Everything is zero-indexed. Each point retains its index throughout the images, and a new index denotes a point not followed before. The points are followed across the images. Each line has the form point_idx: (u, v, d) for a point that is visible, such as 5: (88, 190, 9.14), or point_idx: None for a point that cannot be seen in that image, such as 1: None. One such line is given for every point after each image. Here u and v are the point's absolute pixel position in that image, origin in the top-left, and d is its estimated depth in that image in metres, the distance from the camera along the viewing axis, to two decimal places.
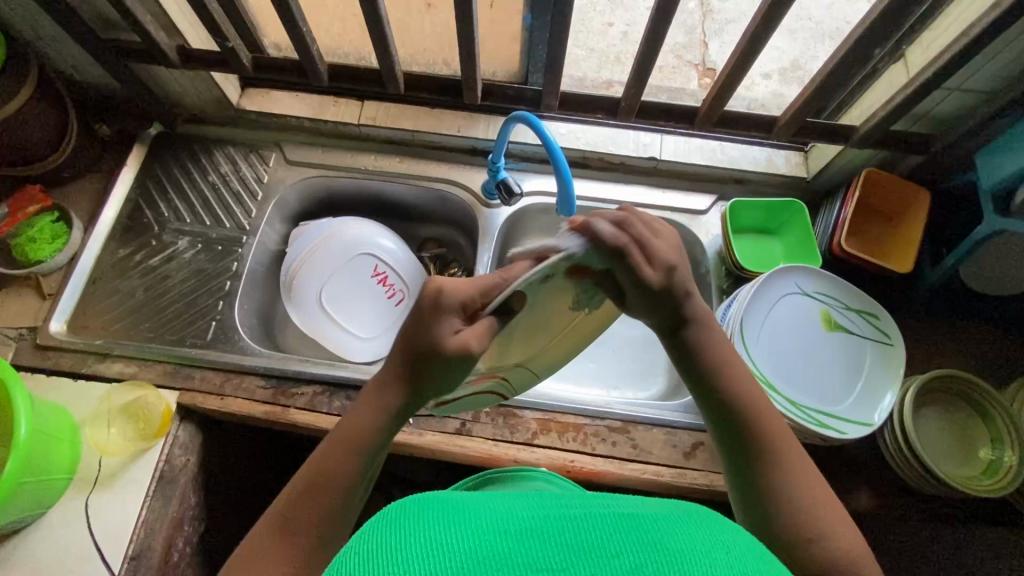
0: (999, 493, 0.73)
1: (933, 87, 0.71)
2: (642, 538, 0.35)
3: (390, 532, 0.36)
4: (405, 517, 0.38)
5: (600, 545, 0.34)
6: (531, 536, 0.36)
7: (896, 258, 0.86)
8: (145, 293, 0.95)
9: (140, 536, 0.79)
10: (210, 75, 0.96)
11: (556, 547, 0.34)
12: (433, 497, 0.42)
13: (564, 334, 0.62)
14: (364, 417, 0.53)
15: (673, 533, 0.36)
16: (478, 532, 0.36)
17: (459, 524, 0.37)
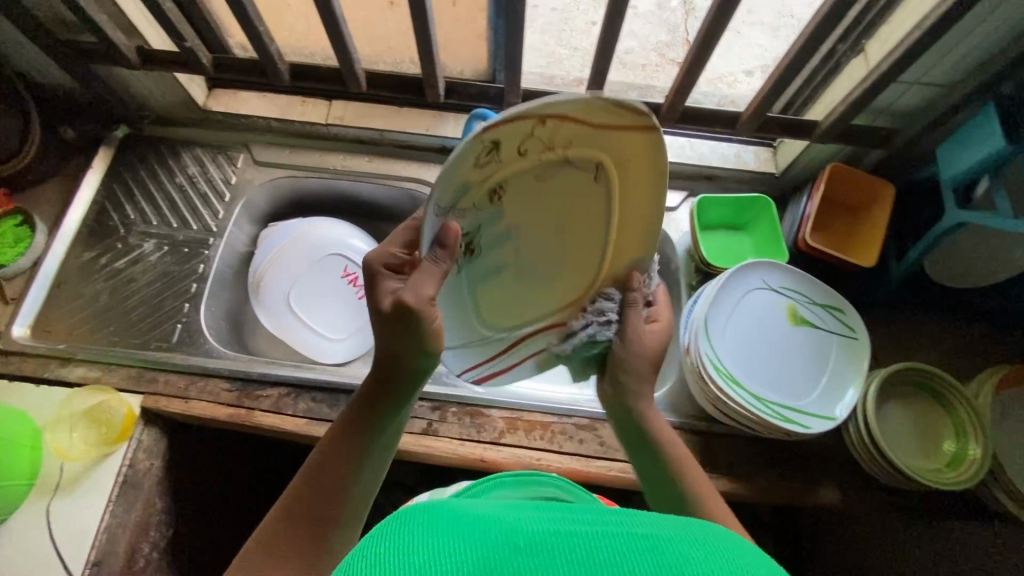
0: (965, 485, 0.73)
1: (889, 80, 0.71)
2: (663, 561, 0.30)
3: (399, 532, 0.32)
4: (409, 521, 0.33)
5: (616, 564, 0.30)
6: (545, 550, 0.31)
7: (860, 252, 0.86)
8: (110, 296, 0.94)
9: (102, 542, 0.78)
10: (173, 75, 0.94)
11: (566, 565, 0.30)
12: (440, 505, 0.37)
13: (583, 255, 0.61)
14: (360, 415, 0.58)
15: (694, 558, 0.31)
16: (486, 543, 0.31)
17: (469, 535, 0.32)
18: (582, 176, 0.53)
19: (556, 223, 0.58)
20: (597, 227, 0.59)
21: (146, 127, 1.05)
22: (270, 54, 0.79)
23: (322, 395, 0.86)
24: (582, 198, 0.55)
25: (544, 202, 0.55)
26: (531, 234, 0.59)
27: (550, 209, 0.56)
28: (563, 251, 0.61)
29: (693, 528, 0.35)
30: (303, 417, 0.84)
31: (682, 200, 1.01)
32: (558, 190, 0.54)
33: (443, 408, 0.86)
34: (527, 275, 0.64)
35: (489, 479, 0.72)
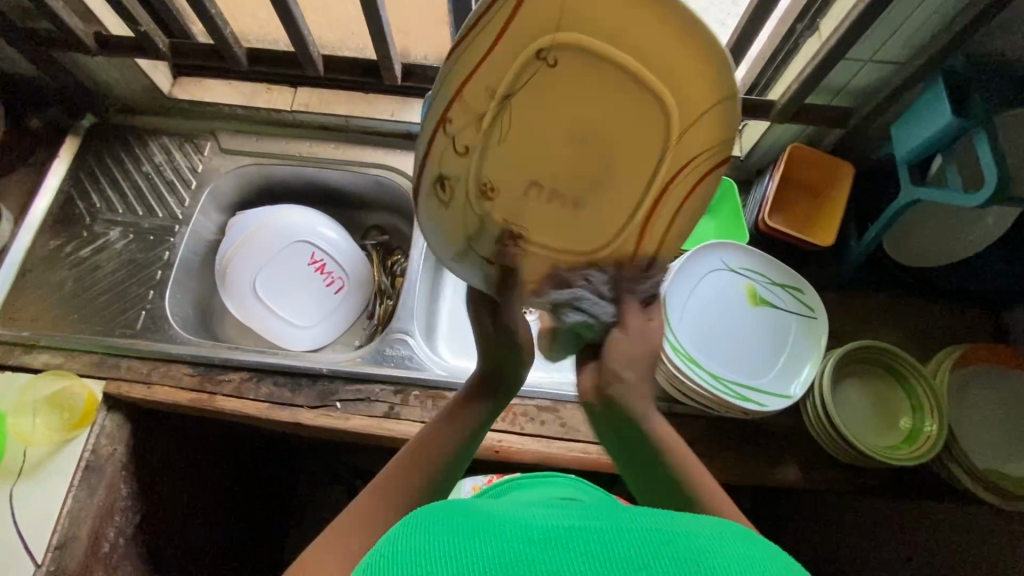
0: (917, 461, 0.73)
1: (838, 55, 0.71)
2: (673, 556, 0.36)
3: (431, 533, 0.38)
4: (438, 527, 0.38)
5: (627, 560, 0.35)
6: (557, 544, 0.37)
7: (819, 232, 0.86)
8: (74, 284, 0.94)
9: (64, 526, 0.78)
10: (136, 63, 0.95)
11: (579, 557, 0.35)
12: (457, 508, 0.43)
13: (633, 152, 0.55)
14: (476, 402, 0.60)
15: (703, 550, 0.36)
16: (504, 538, 0.37)
17: (488, 534, 0.38)
18: (539, 86, 0.51)
19: (572, 122, 0.54)
20: (619, 100, 0.52)
21: (114, 116, 1.05)
22: (225, 38, 0.79)
23: (284, 379, 0.86)
24: (565, 82, 0.51)
25: (533, 114, 0.53)
26: (568, 159, 0.57)
27: (552, 103, 0.53)
28: (614, 140, 0.55)
29: (710, 529, 0.40)
30: (266, 401, 0.84)
31: None
32: (534, 109, 0.53)
33: (406, 392, 0.85)
34: (615, 187, 0.57)
35: (508, 481, 0.74)
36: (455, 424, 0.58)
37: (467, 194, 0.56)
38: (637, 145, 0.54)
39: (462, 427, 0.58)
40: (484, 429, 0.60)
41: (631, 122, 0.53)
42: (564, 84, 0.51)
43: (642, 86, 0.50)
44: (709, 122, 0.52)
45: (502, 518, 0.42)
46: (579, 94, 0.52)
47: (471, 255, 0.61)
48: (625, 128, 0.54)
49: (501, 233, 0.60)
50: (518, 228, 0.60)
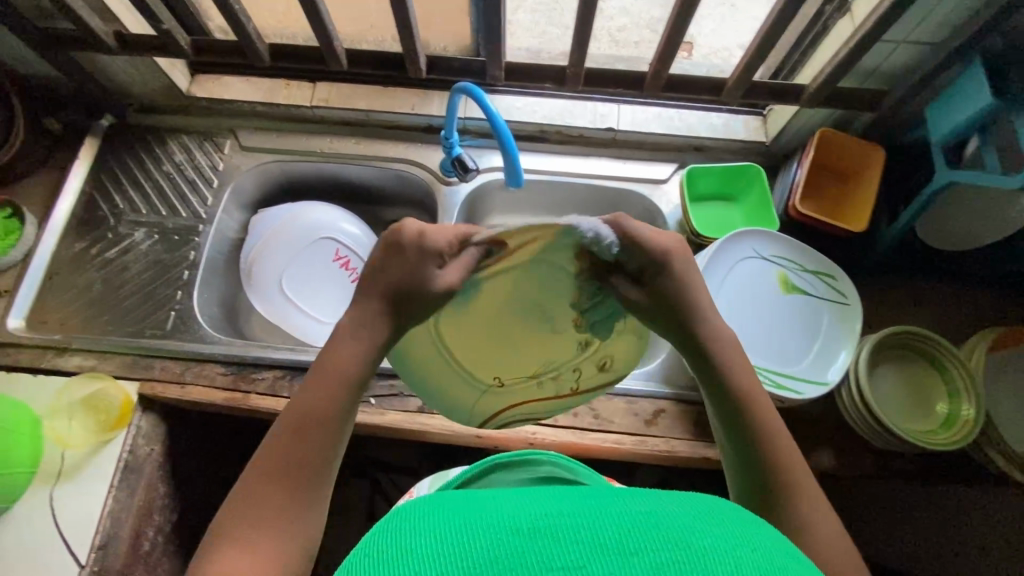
0: (955, 446, 0.73)
1: (876, 37, 0.70)
2: (664, 536, 0.33)
3: (408, 531, 0.35)
4: (420, 523, 0.36)
5: (617, 545, 0.33)
6: (547, 532, 0.34)
7: (851, 217, 0.85)
8: (103, 286, 0.94)
9: (106, 526, 0.79)
10: (155, 62, 0.94)
11: (572, 546, 0.33)
12: (440, 501, 0.40)
13: (486, 307, 0.57)
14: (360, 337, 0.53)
15: (694, 530, 0.34)
16: (488, 528, 0.35)
17: (474, 527, 0.35)
18: (512, 358, 0.61)
19: (481, 341, 0.59)
20: (473, 338, 0.59)
21: (132, 116, 1.05)
22: (250, 36, 0.78)
23: None
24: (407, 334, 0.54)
25: (458, 330, 0.58)
26: (535, 331, 0.59)
27: (453, 336, 0.59)
28: (517, 322, 0.58)
29: (684, 501, 0.38)
30: None
31: (672, 172, 1.01)
32: (486, 352, 0.60)
33: None
34: (532, 296, 0.56)
35: (486, 461, 0.74)
36: (339, 368, 0.52)
37: (605, 353, 0.62)
38: (481, 304, 0.56)
39: (352, 367, 0.52)
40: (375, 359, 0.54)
41: (489, 326, 0.58)
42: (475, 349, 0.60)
43: (442, 341, 0.59)
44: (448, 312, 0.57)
45: (487, 504, 0.39)
46: (499, 355, 0.60)
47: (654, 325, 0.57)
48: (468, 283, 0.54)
49: (607, 325, 0.58)
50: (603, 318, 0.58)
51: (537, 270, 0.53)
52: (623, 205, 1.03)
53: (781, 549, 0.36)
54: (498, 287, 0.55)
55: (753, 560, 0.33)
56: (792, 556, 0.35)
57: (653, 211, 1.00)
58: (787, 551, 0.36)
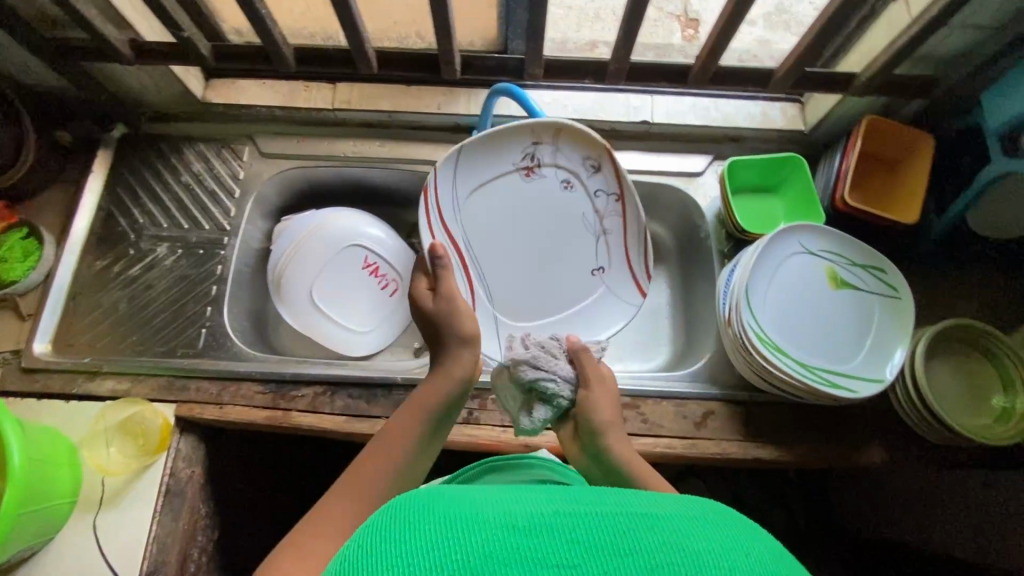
0: (1015, 439, 0.72)
1: (938, 23, 0.67)
2: (657, 536, 0.33)
3: (406, 518, 0.34)
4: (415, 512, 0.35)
5: (610, 542, 0.32)
6: (545, 527, 0.33)
7: (900, 208, 0.83)
8: (128, 305, 0.91)
9: (154, 552, 0.77)
10: (170, 69, 0.90)
11: (568, 543, 0.32)
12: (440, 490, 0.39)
13: (500, 254, 0.82)
14: (457, 354, 0.67)
15: (692, 531, 0.33)
16: (485, 519, 0.34)
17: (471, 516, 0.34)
18: (568, 243, 0.84)
19: (546, 263, 0.84)
20: (532, 266, 0.84)
21: (145, 125, 1.01)
22: (276, 41, 0.74)
23: (357, 391, 0.84)
24: (466, 345, 0.67)
25: (525, 275, 0.84)
26: (552, 223, 0.83)
27: (527, 275, 0.84)
28: (535, 236, 0.83)
29: (681, 502, 0.37)
30: (343, 414, 0.83)
31: (708, 164, 0.98)
32: (562, 267, 0.84)
33: (482, 397, 0.84)
34: (506, 227, 0.82)
35: (482, 462, 0.74)
36: (443, 379, 0.65)
37: (593, 184, 0.81)
38: (498, 248, 0.82)
39: (451, 381, 0.65)
40: (473, 377, 0.67)
41: (529, 255, 0.83)
42: (546, 264, 0.84)
43: (522, 289, 0.84)
44: (499, 283, 0.83)
45: (486, 496, 0.38)
46: (564, 259, 0.84)
47: (541, 152, 0.79)
48: (463, 280, 0.80)
49: (545, 174, 0.81)
50: (543, 169, 0.80)
51: (485, 206, 0.80)
52: (658, 199, 1.01)
53: (774, 551, 0.35)
54: (483, 241, 0.81)
55: (749, 564, 0.32)
56: (788, 562, 0.34)
57: (690, 206, 0.98)
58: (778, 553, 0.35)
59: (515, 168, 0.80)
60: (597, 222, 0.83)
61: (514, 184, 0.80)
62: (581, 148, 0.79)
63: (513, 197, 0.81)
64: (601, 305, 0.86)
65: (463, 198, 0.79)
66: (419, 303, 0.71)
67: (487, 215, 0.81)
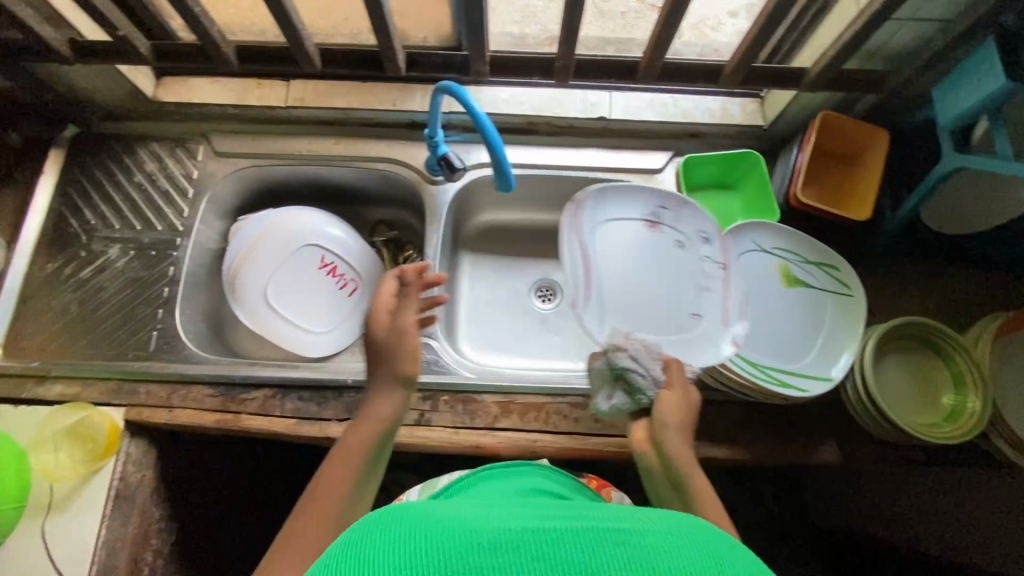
0: (960, 438, 0.72)
1: (880, 19, 0.66)
2: (629, 555, 0.32)
3: (385, 531, 0.35)
4: (385, 527, 0.35)
5: (580, 563, 0.32)
6: (511, 546, 0.33)
7: (854, 205, 0.82)
8: (79, 307, 0.90)
9: (102, 557, 0.77)
10: (117, 68, 0.89)
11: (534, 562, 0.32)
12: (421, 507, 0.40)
13: None
14: (388, 392, 0.67)
15: (665, 551, 0.33)
16: (457, 537, 0.34)
17: (445, 535, 0.34)
18: None
19: None
20: None
21: (97, 124, 0.99)
22: (214, 39, 0.73)
23: (308, 394, 0.84)
24: (400, 385, 0.67)
25: (628, 307, 0.78)
26: None
27: (627, 308, 0.78)
28: None
29: (658, 515, 0.37)
30: (293, 417, 0.82)
31: (668, 161, 0.97)
32: None
33: (435, 397, 0.84)
34: None
35: (479, 471, 0.74)
36: (373, 418, 0.65)
37: None
38: None
39: (380, 421, 0.65)
40: (404, 414, 0.67)
41: None
42: None
43: None
44: None
45: (476, 515, 0.38)
46: None
47: None
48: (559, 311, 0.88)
49: None
50: None
51: None
52: None
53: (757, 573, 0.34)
54: None
55: None
56: None
57: None
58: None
59: (640, 219, 0.81)
60: (707, 274, 0.79)
61: (637, 235, 0.81)
62: (698, 218, 0.81)
63: (631, 244, 0.81)
64: (693, 351, 0.75)
65: (593, 228, 0.79)
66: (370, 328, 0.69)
67: (606, 246, 0.80)
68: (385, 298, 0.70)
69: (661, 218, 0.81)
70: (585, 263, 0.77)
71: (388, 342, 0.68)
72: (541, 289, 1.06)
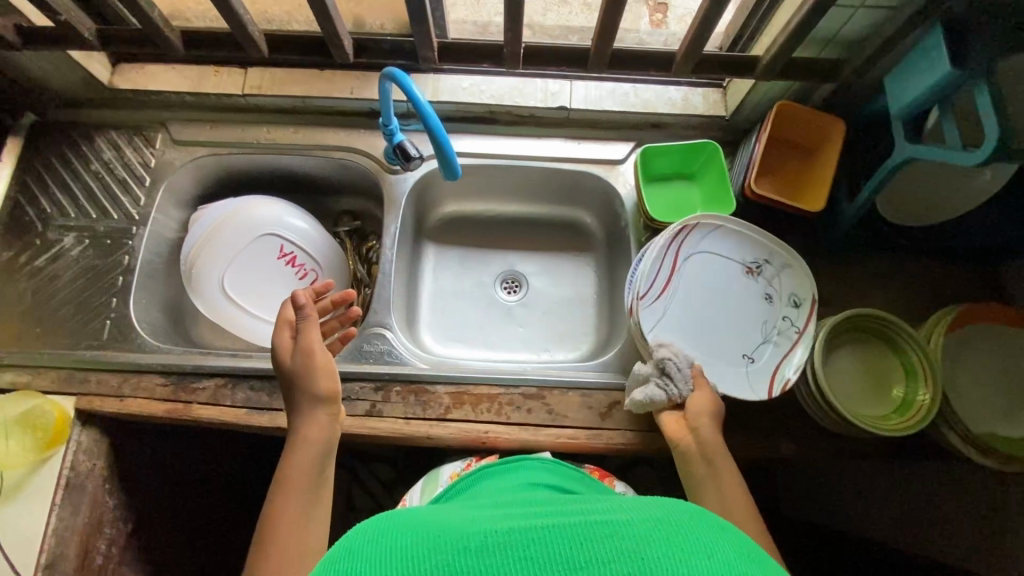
0: (908, 430, 0.70)
1: (827, 4, 0.65)
2: (617, 546, 0.34)
3: (384, 537, 0.37)
4: (385, 533, 0.37)
5: (568, 558, 0.33)
6: (497, 548, 0.34)
7: (810, 196, 0.81)
8: (32, 296, 0.90)
9: (51, 545, 0.77)
10: (70, 55, 0.88)
11: (521, 562, 0.33)
12: (408, 516, 0.41)
13: None
14: (315, 416, 0.70)
15: (648, 538, 0.34)
16: (452, 543, 0.35)
17: (437, 542, 0.36)
18: None
19: None
20: None
21: (54, 111, 0.98)
22: (157, 24, 0.72)
23: (260, 383, 0.83)
24: (319, 404, 0.70)
25: (691, 327, 0.80)
26: None
27: (688, 323, 0.80)
28: None
29: (644, 503, 0.38)
30: (243, 407, 0.82)
31: (630, 151, 0.96)
32: None
33: (387, 388, 0.84)
34: None
35: (476, 470, 0.73)
36: (304, 444, 0.68)
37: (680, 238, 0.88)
38: None
39: (312, 446, 0.68)
40: (334, 431, 0.71)
41: None
42: None
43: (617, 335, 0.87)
44: None
45: (469, 521, 0.39)
46: None
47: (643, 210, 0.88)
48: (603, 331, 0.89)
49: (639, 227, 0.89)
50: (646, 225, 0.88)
51: None
52: (580, 186, 1.00)
53: (744, 554, 0.35)
54: None
55: (708, 567, 0.33)
56: (762, 564, 0.35)
57: (610, 194, 0.97)
58: (756, 555, 0.36)
59: (741, 263, 0.81)
60: (780, 331, 0.78)
61: (730, 275, 0.81)
62: (796, 283, 0.80)
63: (720, 278, 0.81)
64: (730, 385, 0.77)
65: (690, 257, 0.81)
66: (279, 356, 0.72)
67: (701, 275, 0.81)
68: (286, 330, 0.73)
69: (761, 270, 0.81)
70: (668, 275, 0.80)
71: (299, 370, 0.70)
72: (505, 281, 1.05)
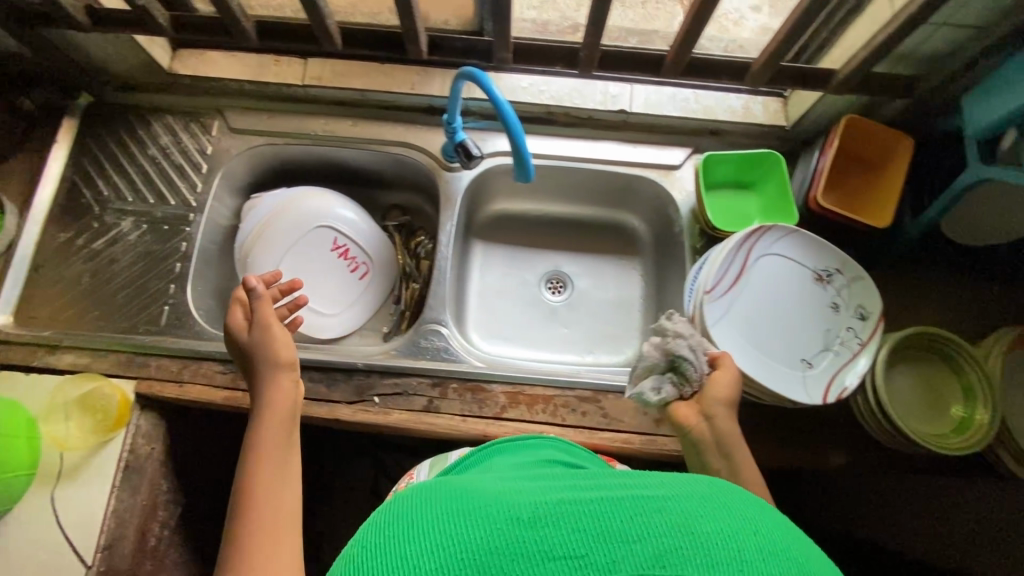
0: (969, 450, 0.71)
1: (917, 22, 0.64)
2: (664, 517, 0.30)
3: (410, 518, 0.32)
4: (418, 510, 0.33)
5: (613, 529, 0.29)
6: (539, 517, 0.30)
7: (874, 211, 0.82)
8: (90, 279, 0.90)
9: (111, 527, 0.78)
10: (134, 39, 0.87)
11: (567, 529, 0.30)
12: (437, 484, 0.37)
13: None
14: (279, 385, 0.68)
15: (699, 514, 0.30)
16: (485, 514, 0.31)
17: (471, 513, 0.31)
18: None
19: None
20: None
21: (110, 94, 0.98)
22: (234, 14, 0.72)
23: (318, 374, 0.84)
24: (285, 371, 0.69)
25: (756, 329, 0.81)
26: None
27: (750, 322, 0.81)
28: None
29: (677, 478, 0.34)
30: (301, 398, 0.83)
31: (687, 157, 0.96)
32: None
33: (444, 384, 0.84)
34: None
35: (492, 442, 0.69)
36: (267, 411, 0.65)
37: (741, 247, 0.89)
38: None
39: (280, 411, 0.65)
40: (299, 399, 0.69)
41: None
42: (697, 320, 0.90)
43: None
44: None
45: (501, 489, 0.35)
46: None
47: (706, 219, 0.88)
48: None
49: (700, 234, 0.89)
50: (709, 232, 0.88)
51: None
52: (633, 190, 1.00)
53: (792, 534, 0.31)
54: None
55: (762, 545, 0.29)
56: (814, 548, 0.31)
57: (665, 200, 0.97)
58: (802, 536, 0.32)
59: (811, 270, 0.81)
60: (843, 341, 0.79)
61: (799, 280, 0.82)
62: (865, 297, 0.80)
63: (787, 282, 0.82)
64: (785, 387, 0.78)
65: (758, 258, 0.81)
66: (234, 335, 0.71)
67: (768, 277, 0.81)
68: (241, 309, 0.72)
69: (832, 279, 0.81)
70: (738, 272, 0.81)
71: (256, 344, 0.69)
72: (550, 281, 1.05)
